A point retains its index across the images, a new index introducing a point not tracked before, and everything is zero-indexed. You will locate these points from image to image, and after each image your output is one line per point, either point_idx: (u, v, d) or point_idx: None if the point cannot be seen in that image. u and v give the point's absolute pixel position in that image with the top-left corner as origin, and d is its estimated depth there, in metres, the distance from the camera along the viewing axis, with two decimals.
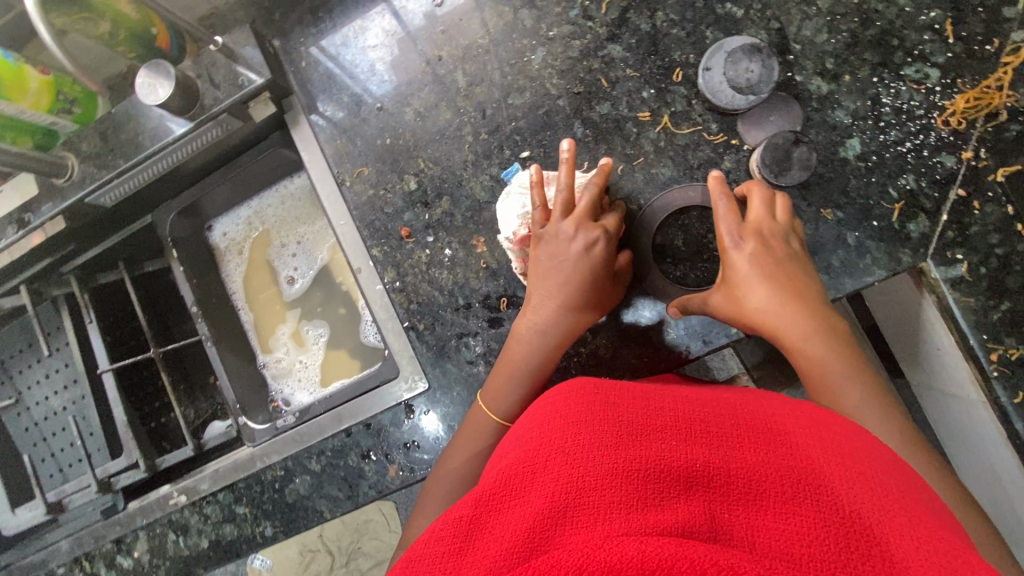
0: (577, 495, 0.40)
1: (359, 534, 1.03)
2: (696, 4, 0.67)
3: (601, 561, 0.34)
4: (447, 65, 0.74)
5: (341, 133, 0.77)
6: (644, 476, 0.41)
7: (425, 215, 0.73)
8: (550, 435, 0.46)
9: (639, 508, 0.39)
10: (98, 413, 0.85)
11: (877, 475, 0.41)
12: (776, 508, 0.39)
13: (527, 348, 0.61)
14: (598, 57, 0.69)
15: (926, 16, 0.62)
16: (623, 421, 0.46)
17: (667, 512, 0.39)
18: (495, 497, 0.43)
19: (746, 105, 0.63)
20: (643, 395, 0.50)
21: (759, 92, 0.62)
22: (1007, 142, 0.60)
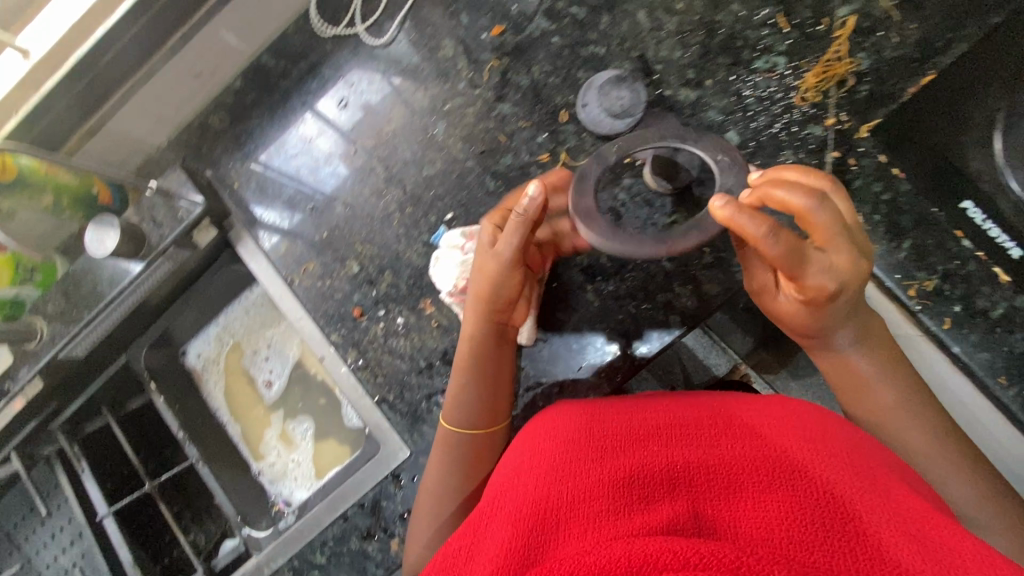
0: (568, 507, 0.44)
1: None
2: (564, 53, 0.75)
3: (591, 563, 0.36)
4: (364, 156, 0.81)
5: (283, 237, 0.82)
6: (629, 483, 0.45)
7: (372, 292, 0.78)
8: (544, 459, 0.50)
9: (626, 513, 0.42)
10: (105, 560, 0.84)
11: (842, 457, 0.45)
12: (751, 496, 0.42)
13: (472, 363, 0.66)
14: (492, 117, 0.77)
15: (760, 15, 0.70)
16: (609, 439, 0.50)
17: (653, 513, 0.42)
18: (495, 522, 0.46)
19: (630, 122, 0.71)
20: (625, 414, 0.55)
21: (634, 114, 0.71)
22: (860, 103, 0.67)
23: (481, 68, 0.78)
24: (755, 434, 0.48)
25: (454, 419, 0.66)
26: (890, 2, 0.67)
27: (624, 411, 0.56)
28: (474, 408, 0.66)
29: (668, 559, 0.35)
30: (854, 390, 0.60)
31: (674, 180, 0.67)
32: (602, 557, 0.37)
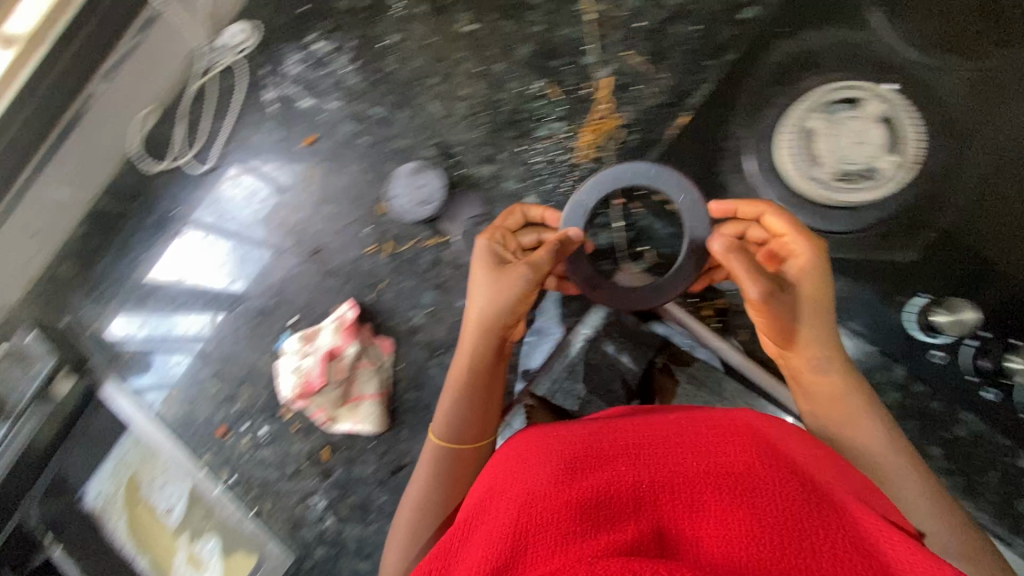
0: (533, 529, 0.37)
1: None
2: (373, 150, 0.81)
3: None
4: (208, 277, 0.84)
5: (144, 369, 0.84)
6: (601, 503, 0.38)
7: (234, 408, 0.80)
8: (509, 484, 0.43)
9: (591, 535, 0.35)
10: None
11: (819, 469, 0.41)
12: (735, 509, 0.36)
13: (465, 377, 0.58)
14: (319, 220, 0.81)
15: (534, 88, 0.77)
16: (580, 455, 0.44)
17: (620, 534, 0.35)
18: (452, 561, 0.38)
19: (433, 212, 0.76)
20: (602, 427, 0.48)
21: (439, 196, 0.76)
22: (631, 152, 0.74)
23: (301, 177, 0.83)
24: (746, 437, 0.43)
25: (451, 436, 0.58)
26: (640, 58, 0.74)
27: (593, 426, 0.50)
28: (467, 431, 0.59)
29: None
30: (839, 415, 0.52)
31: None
32: None
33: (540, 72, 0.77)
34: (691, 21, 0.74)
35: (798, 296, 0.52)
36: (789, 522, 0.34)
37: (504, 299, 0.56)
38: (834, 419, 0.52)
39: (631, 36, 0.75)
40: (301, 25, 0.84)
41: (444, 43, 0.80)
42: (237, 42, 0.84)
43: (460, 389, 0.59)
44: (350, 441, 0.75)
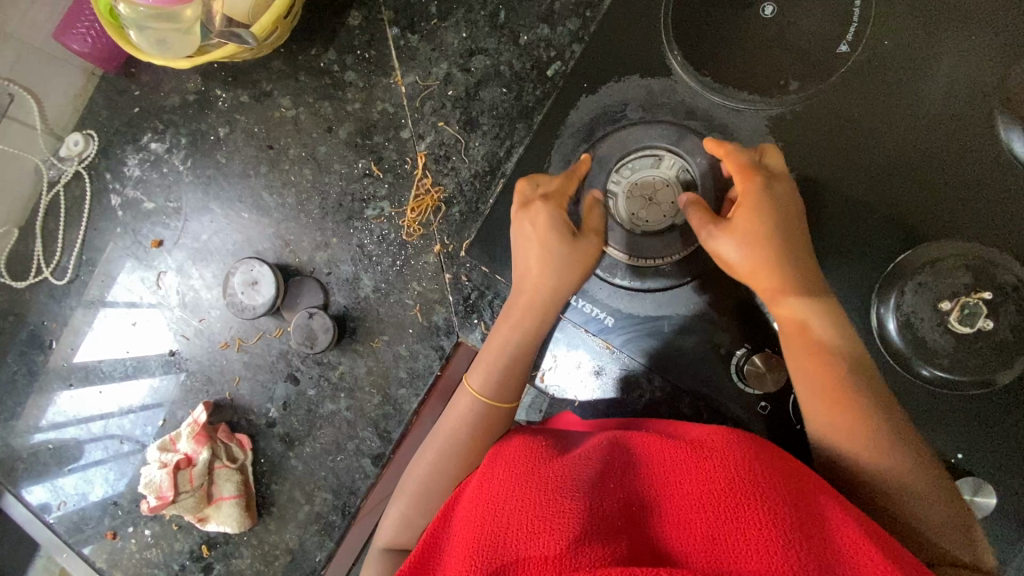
0: (528, 541, 0.48)
1: None
2: (216, 245, 0.81)
3: None
4: (81, 386, 0.85)
5: (33, 482, 0.86)
6: (585, 518, 0.49)
7: (119, 512, 0.82)
8: (510, 491, 0.53)
9: (588, 545, 0.47)
10: None
11: (779, 469, 0.50)
12: (703, 522, 0.47)
13: (541, 310, 0.63)
14: (173, 320, 0.82)
15: (358, 167, 0.77)
16: (569, 468, 0.54)
17: (610, 548, 0.47)
18: (458, 551, 0.51)
19: (263, 310, 0.75)
20: (584, 443, 0.59)
21: (269, 288, 0.75)
22: (456, 223, 0.74)
23: (152, 278, 0.83)
24: (715, 446, 0.53)
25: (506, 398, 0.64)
26: (454, 126, 0.74)
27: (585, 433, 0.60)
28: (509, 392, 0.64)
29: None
30: (824, 385, 0.54)
31: (318, 346, 0.73)
32: None
33: (361, 150, 0.77)
34: (499, 84, 0.73)
35: (743, 227, 0.56)
36: (747, 523, 0.45)
37: (563, 238, 0.61)
38: (811, 390, 0.55)
39: (444, 105, 0.75)
40: (134, 126, 0.84)
41: (269, 131, 0.80)
42: (76, 153, 0.85)
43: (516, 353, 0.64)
44: (226, 535, 0.78)
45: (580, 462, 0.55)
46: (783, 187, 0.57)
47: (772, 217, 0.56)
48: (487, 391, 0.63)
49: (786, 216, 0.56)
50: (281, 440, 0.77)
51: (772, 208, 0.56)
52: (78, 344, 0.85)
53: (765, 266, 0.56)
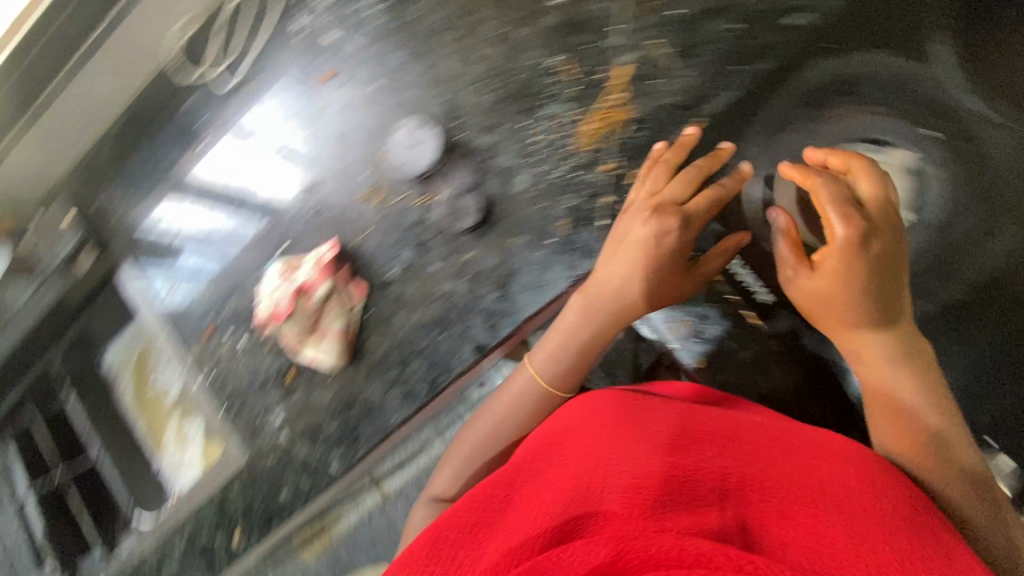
0: (608, 488, 0.48)
1: None
2: (384, 98, 0.81)
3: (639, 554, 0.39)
4: (221, 191, 0.90)
5: (156, 262, 0.93)
6: (673, 478, 0.48)
7: (222, 314, 0.87)
8: (592, 442, 0.54)
9: (668, 514, 0.44)
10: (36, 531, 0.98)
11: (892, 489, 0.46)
12: (806, 516, 0.44)
13: (613, 312, 0.63)
14: (324, 157, 0.84)
15: (550, 62, 0.74)
16: (661, 431, 0.53)
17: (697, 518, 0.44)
18: (529, 503, 0.50)
19: (421, 168, 0.76)
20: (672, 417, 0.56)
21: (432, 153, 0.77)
22: (636, 147, 0.71)
23: (314, 114, 0.86)
24: (816, 458, 0.51)
25: (567, 385, 0.65)
26: (668, 49, 0.70)
27: (676, 407, 0.58)
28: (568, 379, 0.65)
29: (719, 560, 0.37)
30: (887, 413, 0.54)
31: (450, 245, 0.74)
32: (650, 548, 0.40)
33: (559, 46, 0.74)
34: (731, 19, 0.68)
35: (818, 273, 0.56)
36: (852, 528, 0.42)
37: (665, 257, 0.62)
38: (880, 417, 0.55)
39: (663, 24, 0.70)
40: None
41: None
42: None
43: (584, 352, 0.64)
44: (313, 369, 0.81)
45: (673, 428, 0.53)
46: (879, 245, 0.53)
47: (854, 277, 0.53)
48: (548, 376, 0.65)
49: (875, 279, 0.53)
50: (391, 299, 0.79)
51: (859, 268, 0.53)
52: (226, 151, 0.89)
53: (835, 309, 0.55)
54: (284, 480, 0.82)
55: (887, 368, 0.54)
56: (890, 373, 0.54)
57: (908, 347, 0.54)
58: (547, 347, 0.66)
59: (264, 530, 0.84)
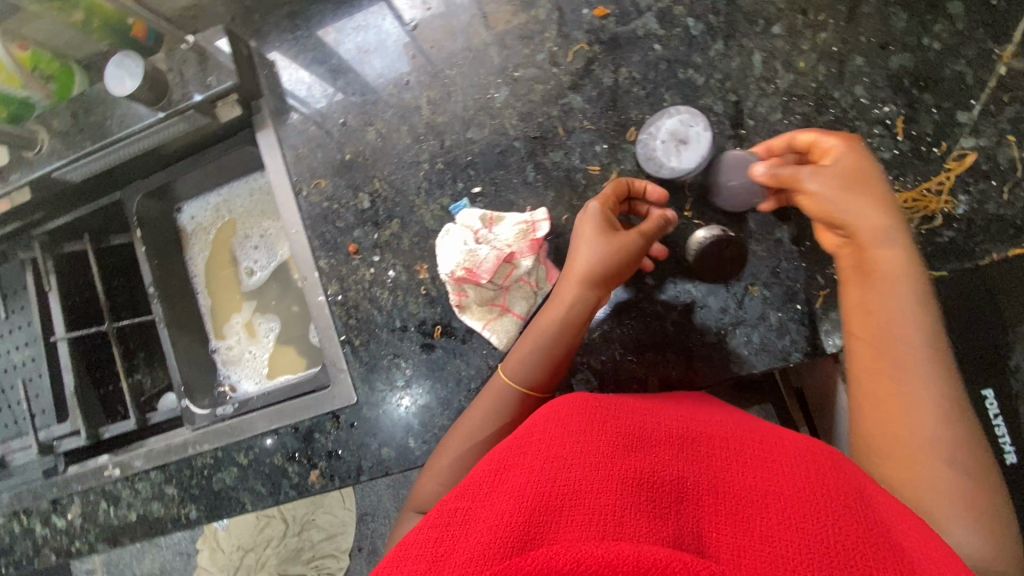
0: (570, 497, 0.43)
1: (315, 508, 1.51)
2: (660, 65, 0.67)
3: (597, 560, 0.38)
4: (414, 90, 0.73)
5: (303, 142, 0.77)
6: (639, 477, 0.44)
7: (374, 234, 0.75)
8: (548, 437, 0.48)
9: (632, 512, 0.41)
10: (74, 380, 0.88)
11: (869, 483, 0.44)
12: (766, 515, 0.41)
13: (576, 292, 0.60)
14: (558, 105, 0.69)
15: (880, 109, 0.62)
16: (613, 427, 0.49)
17: (658, 523, 0.41)
18: (505, 484, 0.46)
19: (672, 177, 0.64)
20: (641, 408, 0.52)
21: (686, 163, 0.63)
22: (936, 247, 0.60)
23: (567, 47, 0.69)
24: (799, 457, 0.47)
25: (516, 376, 0.62)
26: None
27: (635, 405, 0.53)
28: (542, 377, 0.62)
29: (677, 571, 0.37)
30: (888, 400, 0.49)
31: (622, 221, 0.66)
32: (610, 553, 0.38)
33: (899, 96, 0.62)
34: None
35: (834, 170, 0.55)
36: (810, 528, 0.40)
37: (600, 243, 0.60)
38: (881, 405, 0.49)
39: None
40: None
41: None
42: None
43: (539, 332, 0.62)
44: (466, 335, 0.72)
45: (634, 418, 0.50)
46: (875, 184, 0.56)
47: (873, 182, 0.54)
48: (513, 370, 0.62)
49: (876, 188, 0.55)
50: None
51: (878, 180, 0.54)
52: (438, 46, 0.73)
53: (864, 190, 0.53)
54: (389, 438, 0.74)
55: (869, 364, 0.51)
56: (916, 349, 0.49)
57: (900, 361, 0.49)
58: (533, 329, 0.62)
59: (345, 480, 0.75)
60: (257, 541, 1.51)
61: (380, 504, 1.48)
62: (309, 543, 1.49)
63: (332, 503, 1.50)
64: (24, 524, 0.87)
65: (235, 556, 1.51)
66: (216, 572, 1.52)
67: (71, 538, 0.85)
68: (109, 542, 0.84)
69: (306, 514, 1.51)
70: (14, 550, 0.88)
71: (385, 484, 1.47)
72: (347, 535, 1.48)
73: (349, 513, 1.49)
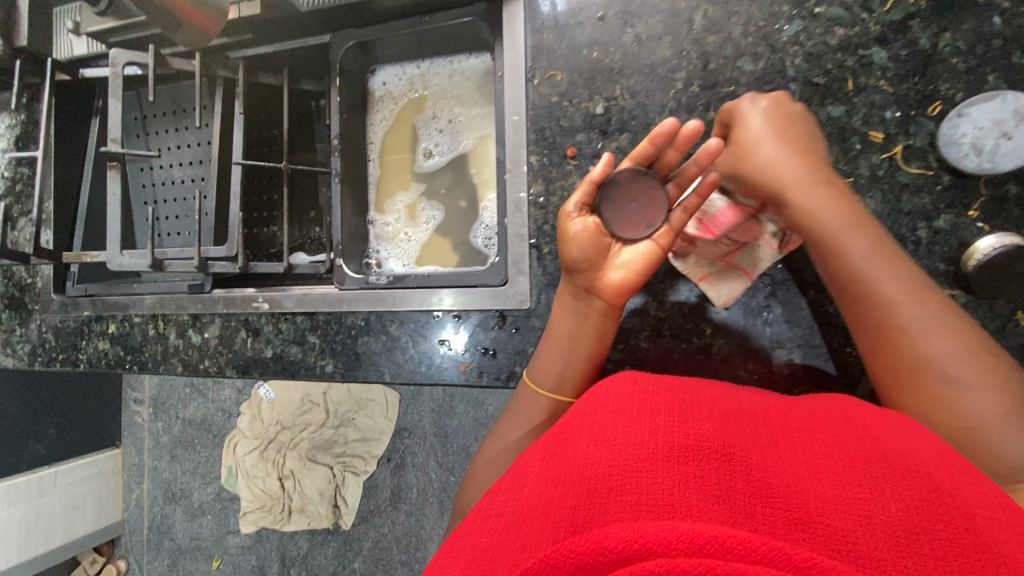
0: (615, 480, 0.40)
1: (357, 408, 1.46)
2: (992, 41, 0.59)
3: (645, 531, 0.32)
4: (692, 1, 0.67)
5: (549, 28, 0.72)
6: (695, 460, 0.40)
7: (598, 143, 0.70)
8: (591, 431, 0.46)
9: (680, 492, 0.37)
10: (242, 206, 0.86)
11: (945, 478, 0.38)
12: (831, 505, 0.37)
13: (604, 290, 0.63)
14: (857, 55, 0.61)
15: None
16: (662, 412, 0.46)
17: (713, 501, 0.37)
18: (550, 475, 0.43)
19: (969, 172, 0.57)
20: (686, 394, 0.49)
21: (997, 162, 0.56)
22: None
23: None
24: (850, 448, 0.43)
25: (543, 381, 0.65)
26: None
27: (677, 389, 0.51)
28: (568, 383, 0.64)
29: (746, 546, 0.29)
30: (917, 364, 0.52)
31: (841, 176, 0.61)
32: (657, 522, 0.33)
33: None
34: None
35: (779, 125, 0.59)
36: (876, 518, 0.35)
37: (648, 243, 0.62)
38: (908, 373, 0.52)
39: None
40: None
41: None
42: None
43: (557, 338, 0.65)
44: (666, 274, 0.68)
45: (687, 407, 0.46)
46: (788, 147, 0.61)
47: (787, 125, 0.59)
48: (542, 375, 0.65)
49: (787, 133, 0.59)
50: (816, 274, 0.64)
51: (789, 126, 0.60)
52: None
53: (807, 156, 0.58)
54: None
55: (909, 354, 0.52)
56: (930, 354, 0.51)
57: (956, 418, 0.49)
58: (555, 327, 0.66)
59: (493, 380, 0.74)
60: (296, 421, 1.50)
61: (418, 424, 1.42)
62: (342, 438, 1.46)
63: (375, 407, 1.45)
64: (160, 329, 0.88)
65: (272, 430, 1.52)
66: (252, 438, 1.56)
67: (202, 355, 0.86)
68: (237, 370, 0.85)
69: (347, 411, 1.47)
70: (143, 351, 0.89)
71: (428, 406, 1.42)
72: (380, 444, 1.43)
73: (387, 424, 1.44)
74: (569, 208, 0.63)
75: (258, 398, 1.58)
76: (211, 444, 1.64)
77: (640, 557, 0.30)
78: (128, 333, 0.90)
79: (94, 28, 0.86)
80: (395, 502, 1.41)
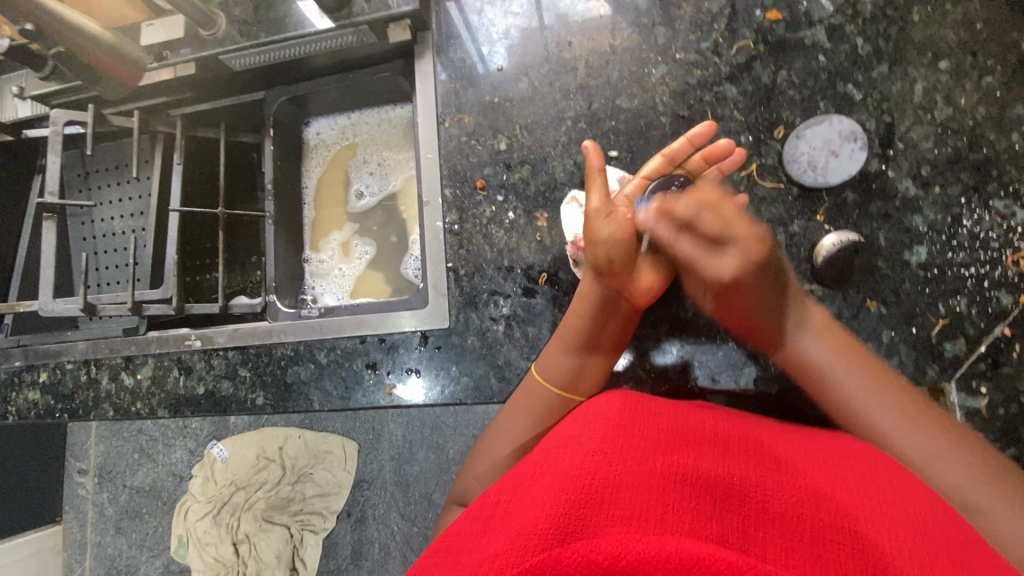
0: (613, 492, 0.46)
1: (314, 461, 1.33)
2: (821, 75, 0.69)
3: (638, 552, 0.38)
4: (574, 52, 0.77)
5: (456, 79, 0.81)
6: (680, 479, 0.47)
7: (503, 175, 0.78)
8: (591, 438, 0.52)
9: (670, 507, 0.44)
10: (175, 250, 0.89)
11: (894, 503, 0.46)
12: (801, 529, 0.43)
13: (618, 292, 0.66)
14: (712, 91, 0.72)
15: None
16: (656, 431, 0.52)
17: (697, 518, 0.43)
18: (550, 477, 0.49)
19: (810, 185, 0.67)
20: (683, 411, 0.57)
21: (828, 176, 0.67)
22: None
23: (733, 41, 0.72)
24: (823, 468, 0.51)
25: (551, 374, 0.68)
26: None
27: (675, 409, 0.57)
28: (576, 379, 0.68)
29: (720, 566, 0.36)
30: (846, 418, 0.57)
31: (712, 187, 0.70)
32: (651, 545, 0.39)
33: None
34: None
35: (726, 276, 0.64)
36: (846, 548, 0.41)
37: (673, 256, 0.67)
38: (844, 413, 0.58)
39: None
40: None
41: (992, 40, 0.66)
42: None
43: (568, 340, 0.68)
44: (569, 288, 0.74)
45: (678, 427, 0.54)
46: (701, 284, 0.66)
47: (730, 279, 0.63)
48: (547, 373, 0.68)
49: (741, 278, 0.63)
50: None
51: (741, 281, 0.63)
52: (607, 14, 0.76)
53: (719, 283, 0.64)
54: (470, 368, 0.76)
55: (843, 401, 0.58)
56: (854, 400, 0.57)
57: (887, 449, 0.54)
58: (570, 324, 0.68)
59: (416, 401, 0.77)
60: (250, 482, 1.34)
61: (379, 474, 1.33)
62: (298, 496, 1.33)
63: (333, 461, 1.33)
64: (92, 374, 0.89)
65: (225, 491, 1.35)
66: (203, 503, 1.38)
67: (135, 397, 0.87)
68: (169, 410, 0.86)
69: (304, 465, 1.34)
70: (74, 399, 0.90)
71: (388, 454, 1.33)
72: (340, 498, 1.33)
73: (346, 477, 1.33)
74: (596, 206, 0.65)
75: (210, 459, 1.39)
76: (161, 512, 1.46)
77: (626, 571, 0.37)
78: (60, 380, 0.90)
79: (36, 92, 0.92)
80: (355, 560, 1.32)
